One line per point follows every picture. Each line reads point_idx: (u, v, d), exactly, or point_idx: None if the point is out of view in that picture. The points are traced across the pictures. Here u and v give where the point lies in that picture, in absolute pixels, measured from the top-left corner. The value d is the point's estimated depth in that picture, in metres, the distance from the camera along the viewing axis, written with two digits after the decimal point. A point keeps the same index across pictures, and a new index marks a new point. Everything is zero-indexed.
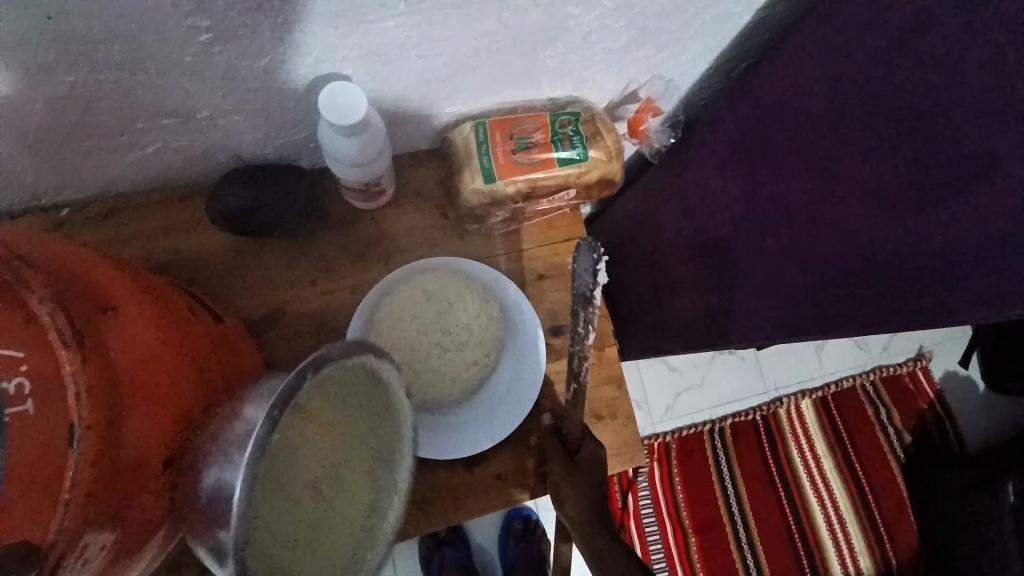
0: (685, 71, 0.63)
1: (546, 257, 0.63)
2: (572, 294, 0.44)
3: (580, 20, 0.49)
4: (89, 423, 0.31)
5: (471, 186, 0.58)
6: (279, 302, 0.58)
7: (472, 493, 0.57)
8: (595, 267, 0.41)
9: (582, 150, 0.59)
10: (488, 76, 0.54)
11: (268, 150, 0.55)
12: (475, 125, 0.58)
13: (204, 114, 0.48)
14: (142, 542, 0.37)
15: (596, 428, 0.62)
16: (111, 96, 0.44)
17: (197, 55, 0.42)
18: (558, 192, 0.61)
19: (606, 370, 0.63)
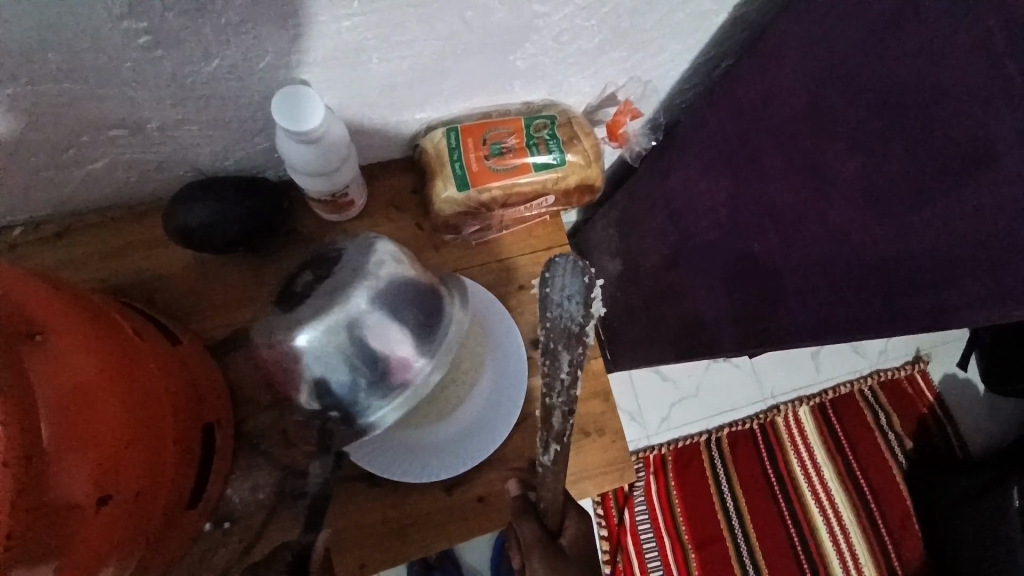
0: (664, 72, 0.61)
1: (526, 266, 0.61)
2: (559, 331, 0.52)
3: (549, 19, 0.47)
4: (7, 460, 0.28)
5: (444, 194, 0.56)
6: (246, 321, 0.56)
7: (454, 517, 0.54)
8: (584, 290, 0.52)
9: (558, 154, 0.57)
10: (457, 80, 0.52)
11: (230, 162, 0.53)
12: (447, 131, 0.56)
13: (155, 125, 0.46)
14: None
15: (582, 444, 0.59)
16: (51, 109, 0.42)
17: (138, 62, 0.39)
18: (536, 199, 0.59)
19: (592, 383, 0.61)
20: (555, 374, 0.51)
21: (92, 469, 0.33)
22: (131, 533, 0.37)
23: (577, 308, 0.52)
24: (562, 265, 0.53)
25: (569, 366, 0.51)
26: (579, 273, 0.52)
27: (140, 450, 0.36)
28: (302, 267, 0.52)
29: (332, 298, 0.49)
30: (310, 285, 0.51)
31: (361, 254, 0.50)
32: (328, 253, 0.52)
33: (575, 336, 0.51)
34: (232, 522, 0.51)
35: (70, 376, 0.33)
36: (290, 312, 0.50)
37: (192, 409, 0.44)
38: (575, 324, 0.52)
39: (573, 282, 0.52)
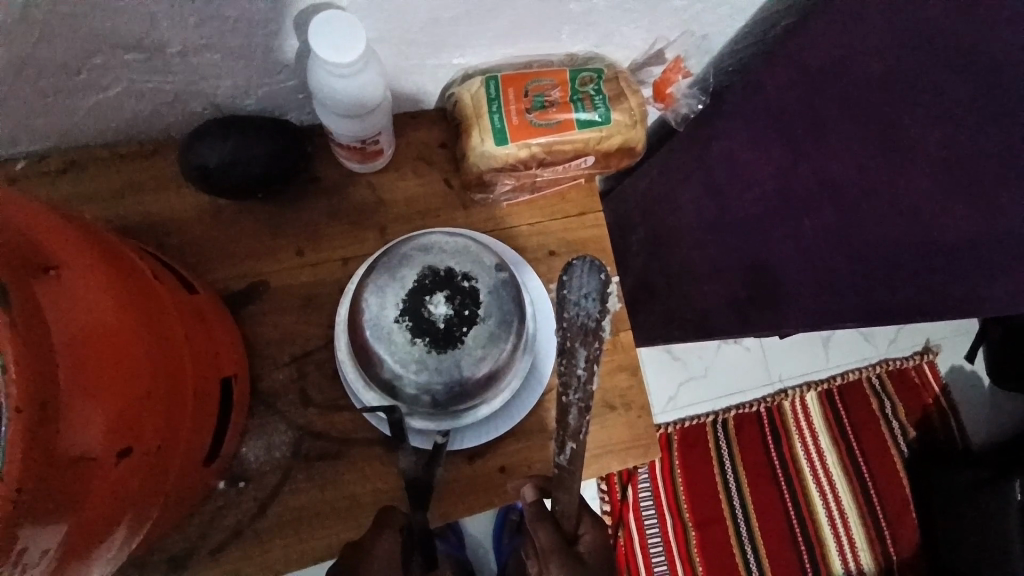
0: (719, 28, 0.56)
1: (558, 231, 0.57)
2: (574, 329, 0.52)
3: None
4: (20, 406, 0.25)
5: (479, 148, 0.52)
6: (263, 273, 0.52)
7: (472, 486, 0.52)
8: (599, 283, 0.53)
9: (604, 111, 0.53)
10: (503, 21, 0.47)
11: (251, 100, 0.49)
12: (486, 80, 0.52)
13: (174, 50, 0.42)
14: (78, 561, 0.31)
15: (607, 419, 0.57)
16: (62, 24, 0.38)
17: None
18: (574, 159, 0.55)
19: (620, 357, 0.58)
20: (571, 366, 0.51)
21: (109, 415, 0.30)
22: (146, 484, 0.34)
23: (594, 304, 0.53)
24: (581, 267, 0.53)
25: (586, 361, 0.52)
26: (597, 269, 0.53)
27: (157, 397, 0.33)
28: (431, 285, 0.46)
29: (478, 346, 0.46)
30: (449, 319, 0.46)
31: (499, 294, 0.47)
32: (464, 280, 0.47)
33: (593, 330, 0.52)
34: (246, 482, 0.49)
35: (82, 314, 0.30)
36: (427, 349, 0.46)
37: (207, 363, 0.41)
38: (592, 320, 0.52)
39: (590, 275, 0.53)
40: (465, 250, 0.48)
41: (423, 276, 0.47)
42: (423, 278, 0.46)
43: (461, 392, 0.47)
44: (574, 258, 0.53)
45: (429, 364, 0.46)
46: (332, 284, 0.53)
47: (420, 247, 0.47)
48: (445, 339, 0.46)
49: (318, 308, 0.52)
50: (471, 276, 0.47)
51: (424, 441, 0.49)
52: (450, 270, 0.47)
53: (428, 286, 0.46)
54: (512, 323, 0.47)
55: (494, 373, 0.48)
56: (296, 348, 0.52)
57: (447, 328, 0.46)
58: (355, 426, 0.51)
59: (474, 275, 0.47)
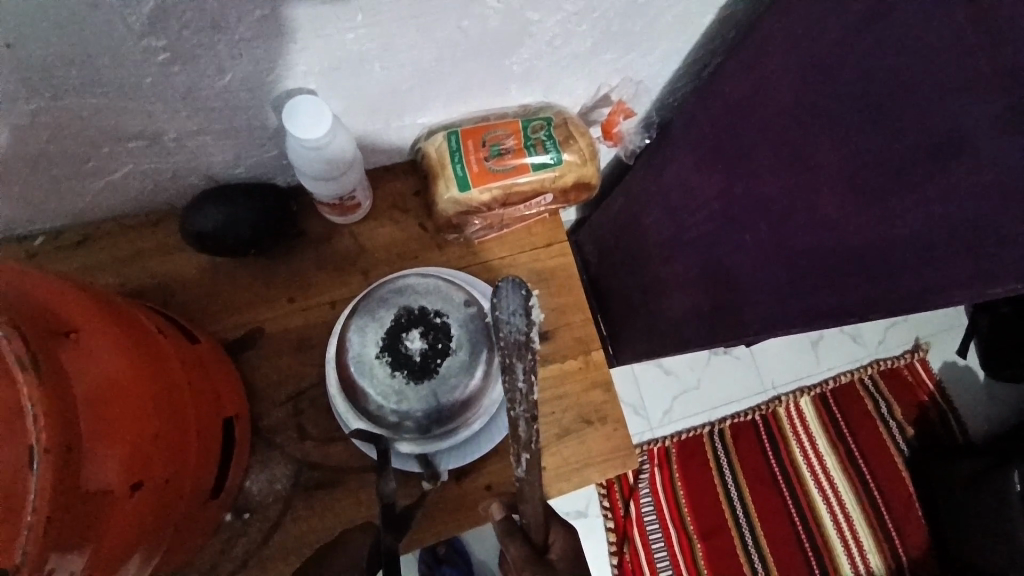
0: (655, 72, 0.62)
1: (527, 263, 0.63)
2: (505, 346, 0.46)
3: (542, 24, 0.49)
4: (49, 447, 0.30)
5: (446, 195, 0.58)
6: (258, 321, 0.58)
7: (459, 503, 0.56)
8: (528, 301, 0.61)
9: (555, 154, 0.59)
10: (456, 84, 0.54)
11: (241, 169, 0.55)
12: (447, 135, 0.58)
13: (171, 136, 0.48)
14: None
15: (585, 433, 0.61)
16: (73, 123, 0.44)
17: (156, 77, 0.41)
18: (534, 197, 0.61)
19: (593, 375, 0.62)
20: (510, 386, 0.46)
21: (123, 456, 0.35)
22: (157, 517, 0.39)
23: (522, 319, 0.47)
24: (505, 286, 0.48)
25: (525, 374, 0.46)
26: (517, 287, 0.49)
27: (164, 438, 0.38)
28: (406, 323, 0.52)
29: (452, 374, 0.51)
30: (424, 352, 0.51)
31: (468, 327, 0.52)
32: (436, 317, 0.52)
33: (525, 345, 0.47)
34: (251, 513, 0.54)
35: (100, 372, 0.35)
36: (406, 380, 0.51)
37: (208, 406, 0.46)
38: (523, 335, 0.47)
39: (513, 291, 0.48)
40: (437, 289, 0.54)
41: (399, 315, 0.52)
42: (399, 316, 0.52)
43: (440, 419, 0.52)
44: (499, 282, 0.48)
45: (410, 394, 0.51)
46: (322, 326, 0.58)
47: (395, 289, 0.53)
48: (422, 371, 0.51)
49: (310, 349, 0.57)
50: (443, 313, 0.53)
51: (414, 464, 0.54)
52: (424, 308, 0.52)
53: (405, 324, 0.52)
54: (483, 352, 0.52)
55: (470, 400, 0.52)
56: (291, 388, 0.57)
57: (422, 361, 0.51)
58: (348, 456, 0.55)
59: (445, 311, 0.52)
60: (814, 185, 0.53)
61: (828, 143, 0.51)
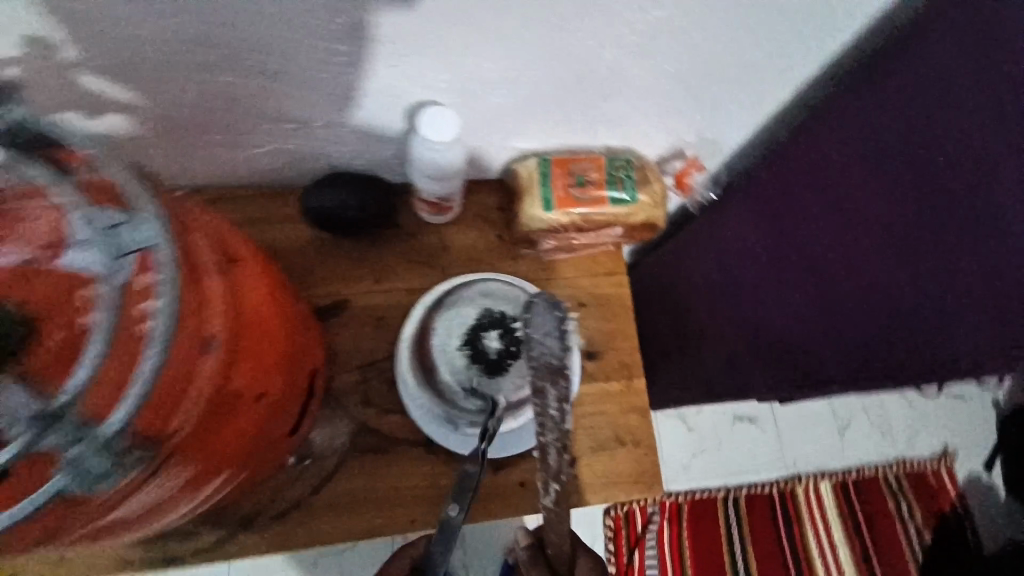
0: (729, 136, 0.69)
1: (588, 286, 0.69)
2: (537, 368, 0.48)
3: (642, 78, 0.57)
4: (220, 341, 0.37)
5: (530, 213, 0.65)
6: (344, 294, 0.65)
7: (496, 495, 0.60)
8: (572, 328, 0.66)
9: (631, 193, 0.65)
10: (557, 120, 0.62)
11: (360, 160, 0.64)
12: (539, 161, 0.66)
13: (317, 122, 0.58)
14: (208, 479, 0.40)
15: (616, 452, 0.65)
16: (246, 99, 0.53)
17: (326, 71, 0.51)
18: (605, 228, 0.67)
19: (632, 399, 0.67)
20: (544, 414, 0.47)
21: (254, 370, 0.41)
22: (258, 436, 0.45)
23: (556, 343, 0.49)
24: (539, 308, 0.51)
25: (556, 400, 0.47)
26: (553, 309, 0.52)
27: (280, 368, 0.45)
28: (487, 324, 0.57)
29: (520, 374, 0.56)
30: (500, 352, 0.56)
31: None
32: (514, 322, 0.57)
33: (558, 370, 0.48)
34: (309, 462, 0.58)
35: (253, 297, 0.42)
36: (479, 373, 0.55)
37: (306, 354, 0.52)
38: (555, 359, 0.48)
39: (547, 313, 0.51)
40: (517, 299, 0.59)
41: (481, 316, 0.57)
42: (481, 318, 0.57)
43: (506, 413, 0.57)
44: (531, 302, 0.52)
45: (478, 385, 0.55)
46: (399, 308, 0.65)
47: (481, 293, 0.59)
48: (494, 367, 0.55)
49: (386, 326, 0.64)
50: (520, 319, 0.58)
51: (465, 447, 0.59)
52: (504, 313, 0.58)
53: (484, 325, 0.57)
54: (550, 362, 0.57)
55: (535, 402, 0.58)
56: (363, 357, 0.63)
57: (497, 359, 0.56)
58: (403, 428, 0.61)
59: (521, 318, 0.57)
60: (864, 253, 0.57)
61: (881, 216, 0.56)
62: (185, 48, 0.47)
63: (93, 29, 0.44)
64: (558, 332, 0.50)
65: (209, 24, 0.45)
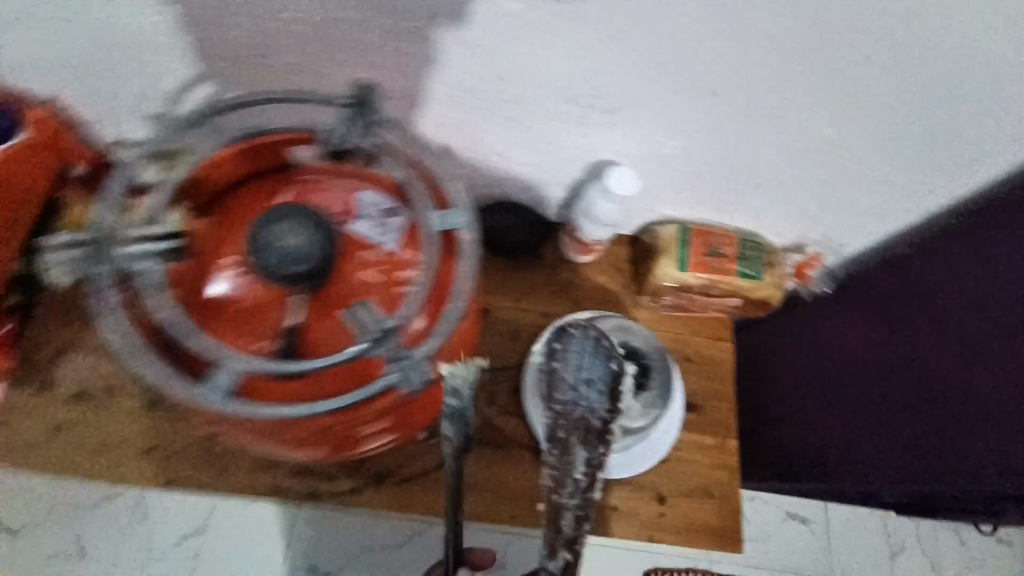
0: (851, 239, 0.76)
1: (697, 345, 0.77)
2: (564, 419, 0.53)
3: (793, 174, 0.66)
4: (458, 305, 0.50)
5: (666, 271, 0.72)
6: (488, 305, 0.74)
7: (592, 511, 0.67)
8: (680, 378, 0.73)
9: (758, 271, 0.73)
10: (706, 197, 0.71)
11: (527, 195, 0.74)
12: (680, 227, 0.74)
13: (510, 159, 0.68)
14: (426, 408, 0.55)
15: (704, 502, 0.70)
16: (462, 131, 0.64)
17: (539, 121, 0.62)
18: (727, 297, 0.74)
19: (725, 456, 0.72)
20: (568, 471, 0.53)
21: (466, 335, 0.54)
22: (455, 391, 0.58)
23: (598, 399, 0.54)
24: (580, 356, 0.55)
25: (584, 463, 0.53)
26: (606, 358, 0.55)
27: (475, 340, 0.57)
28: (620, 354, 0.64)
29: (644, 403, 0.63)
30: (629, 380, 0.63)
31: (663, 375, 0.65)
32: (644, 357, 0.64)
33: (596, 431, 0.53)
34: (438, 440, 0.66)
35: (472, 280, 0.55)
36: None
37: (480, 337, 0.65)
38: (595, 420, 0.53)
39: (591, 354, 0.56)
40: (646, 337, 0.66)
41: (616, 345, 0.64)
42: (616, 347, 0.64)
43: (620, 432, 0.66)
44: (574, 328, 0.56)
45: None
46: (532, 327, 0.74)
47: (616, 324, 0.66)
48: (622, 393, 0.63)
49: (520, 340, 0.73)
50: (648, 355, 0.65)
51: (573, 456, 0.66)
52: (635, 347, 0.65)
53: (618, 354, 0.64)
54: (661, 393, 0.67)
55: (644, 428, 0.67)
56: (496, 362, 0.71)
57: (625, 385, 0.63)
58: (522, 431, 0.68)
59: (650, 354, 0.65)
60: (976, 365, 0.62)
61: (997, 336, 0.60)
62: (440, 86, 0.58)
63: (387, 57, 0.55)
64: (580, 373, 0.54)
65: (469, 70, 0.56)
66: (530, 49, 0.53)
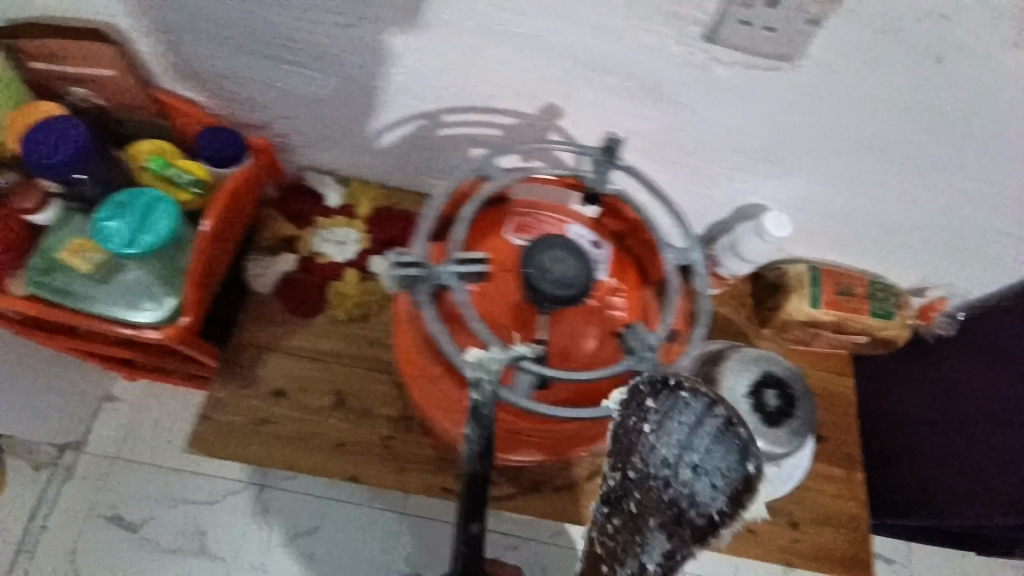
0: (974, 285, 0.80)
1: (820, 380, 0.81)
2: (658, 501, 0.38)
3: (932, 226, 0.70)
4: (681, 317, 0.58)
5: (797, 306, 0.76)
6: None
7: (731, 531, 0.73)
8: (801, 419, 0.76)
9: (890, 311, 0.78)
10: (841, 240, 0.75)
11: None
12: (809, 267, 0.77)
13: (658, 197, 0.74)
14: None
15: (832, 529, 0.75)
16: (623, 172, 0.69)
17: (700, 168, 0.66)
18: (857, 335, 0.79)
19: (851, 487, 0.76)
20: (638, 553, 0.39)
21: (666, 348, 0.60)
22: None
23: (715, 489, 0.37)
24: (687, 413, 0.38)
25: (662, 556, 0.38)
26: (735, 441, 0.37)
27: None
28: (767, 383, 0.68)
29: (792, 431, 0.67)
30: (778, 409, 0.67)
31: (807, 406, 0.68)
32: (790, 387, 0.68)
33: (695, 529, 0.37)
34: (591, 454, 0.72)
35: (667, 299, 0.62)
36: (759, 422, 0.66)
37: None
38: (695, 509, 0.37)
39: (706, 432, 0.37)
40: (787, 368, 0.70)
41: (762, 375, 0.68)
42: (762, 377, 0.68)
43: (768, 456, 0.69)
44: (681, 388, 0.38)
45: (757, 431, 0.66)
46: None
47: (761, 355, 0.69)
48: (772, 421, 0.66)
49: None
50: (793, 385, 0.69)
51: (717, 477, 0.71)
52: (779, 377, 0.69)
53: (766, 383, 0.68)
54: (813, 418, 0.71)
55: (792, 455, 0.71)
56: None
57: (774, 413, 0.67)
58: None
59: (795, 385, 0.69)
60: None
61: None
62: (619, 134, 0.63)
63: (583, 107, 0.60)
64: (686, 444, 0.37)
65: (652, 123, 0.61)
66: (717, 107, 0.57)
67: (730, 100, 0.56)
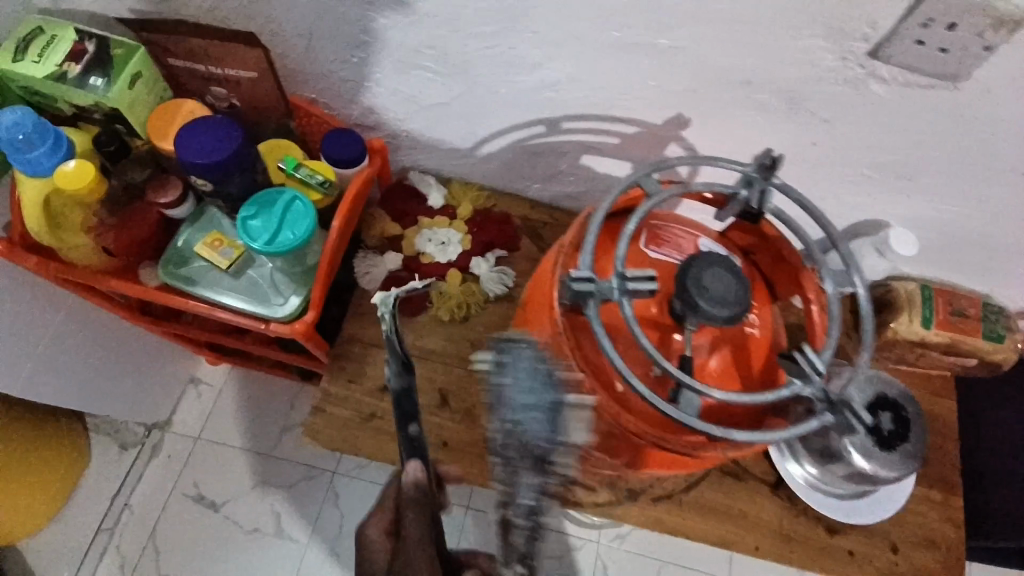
0: None
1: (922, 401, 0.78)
2: (518, 446, 0.47)
3: None
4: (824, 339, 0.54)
5: (908, 325, 0.74)
6: None
7: (828, 552, 0.71)
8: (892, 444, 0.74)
9: (1001, 334, 0.75)
10: (955, 259, 0.73)
11: None
12: (921, 285, 0.76)
13: None
14: None
15: (932, 553, 0.72)
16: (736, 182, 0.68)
17: (819, 181, 0.65)
18: (964, 356, 0.76)
19: (952, 512, 0.74)
20: (514, 495, 0.48)
21: None
22: None
23: (523, 397, 0.47)
24: (519, 354, 0.50)
25: (530, 490, 0.48)
26: (552, 386, 0.47)
27: None
28: (881, 405, 0.68)
29: (905, 456, 0.67)
30: (891, 431, 0.67)
31: (919, 431, 0.68)
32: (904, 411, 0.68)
33: (540, 459, 0.47)
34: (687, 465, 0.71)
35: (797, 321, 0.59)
36: (873, 444, 0.66)
37: None
38: (534, 440, 0.47)
39: (540, 378, 0.48)
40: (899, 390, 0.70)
41: (876, 396, 0.68)
42: (876, 398, 0.68)
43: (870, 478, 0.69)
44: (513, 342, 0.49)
45: (871, 453, 0.66)
46: None
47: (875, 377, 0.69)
48: (885, 443, 0.66)
49: None
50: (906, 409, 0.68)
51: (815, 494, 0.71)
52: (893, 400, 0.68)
53: (880, 405, 0.67)
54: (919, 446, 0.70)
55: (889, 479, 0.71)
56: None
57: (887, 436, 0.67)
58: (759, 465, 0.72)
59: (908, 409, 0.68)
60: None
61: None
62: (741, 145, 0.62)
63: (707, 118, 0.60)
64: (520, 365, 0.48)
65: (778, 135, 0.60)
66: (851, 122, 0.56)
67: (874, 117, 0.55)
